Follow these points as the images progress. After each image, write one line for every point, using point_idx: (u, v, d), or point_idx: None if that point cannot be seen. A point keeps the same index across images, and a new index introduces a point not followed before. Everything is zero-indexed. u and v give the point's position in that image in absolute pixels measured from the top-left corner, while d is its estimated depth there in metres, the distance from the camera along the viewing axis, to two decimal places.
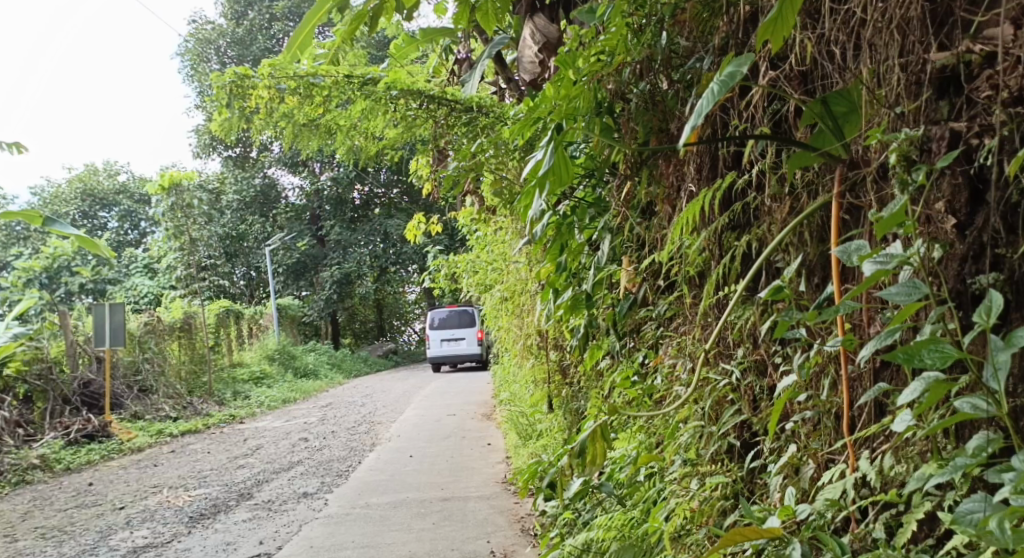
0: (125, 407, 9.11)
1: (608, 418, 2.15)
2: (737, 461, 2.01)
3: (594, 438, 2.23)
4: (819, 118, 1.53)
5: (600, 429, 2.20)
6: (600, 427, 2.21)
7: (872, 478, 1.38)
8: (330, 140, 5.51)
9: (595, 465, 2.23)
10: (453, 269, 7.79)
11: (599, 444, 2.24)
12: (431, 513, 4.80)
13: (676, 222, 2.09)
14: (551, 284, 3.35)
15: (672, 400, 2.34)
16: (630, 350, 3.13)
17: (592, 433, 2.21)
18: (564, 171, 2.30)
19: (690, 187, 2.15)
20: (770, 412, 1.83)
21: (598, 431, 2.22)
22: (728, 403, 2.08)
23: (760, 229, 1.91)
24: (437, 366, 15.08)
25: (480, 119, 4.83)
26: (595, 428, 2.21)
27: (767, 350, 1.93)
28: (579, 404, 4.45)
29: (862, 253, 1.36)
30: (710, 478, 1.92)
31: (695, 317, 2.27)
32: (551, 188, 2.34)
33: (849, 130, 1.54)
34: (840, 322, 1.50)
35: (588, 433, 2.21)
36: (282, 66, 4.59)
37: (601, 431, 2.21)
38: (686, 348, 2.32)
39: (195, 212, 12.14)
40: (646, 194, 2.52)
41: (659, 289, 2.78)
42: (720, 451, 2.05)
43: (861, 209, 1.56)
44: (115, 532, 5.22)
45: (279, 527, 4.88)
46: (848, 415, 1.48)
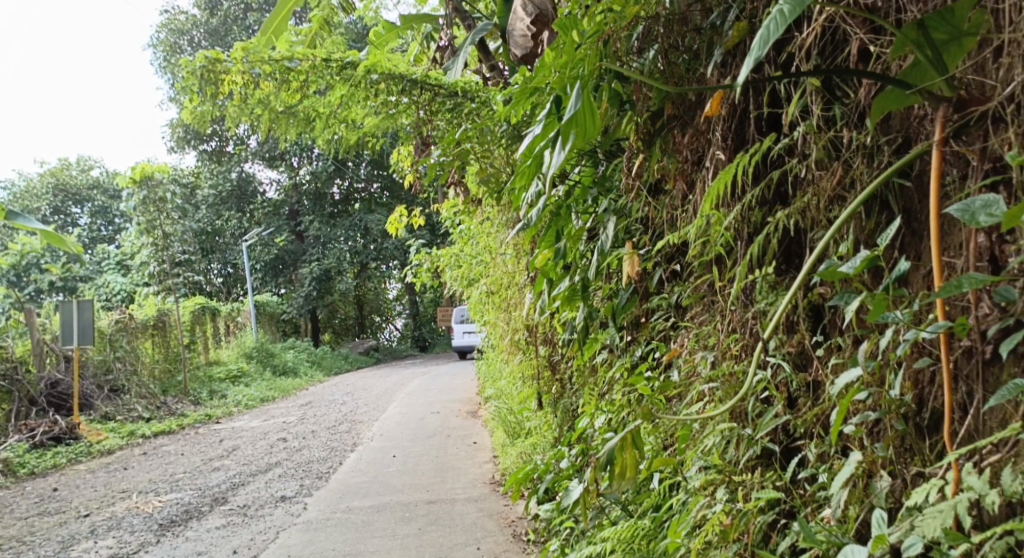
0: (95, 407, 8.76)
1: (645, 415, 1.81)
2: (776, 470, 1.75)
3: (623, 442, 1.89)
4: (915, 46, 1.29)
5: (633, 432, 1.88)
6: (632, 430, 1.88)
7: (993, 498, 1.18)
8: (307, 130, 5.27)
9: (626, 477, 1.89)
10: (435, 263, 7.50)
11: (628, 452, 1.90)
12: (416, 517, 4.52)
13: (704, 194, 1.81)
14: (546, 272, 3.08)
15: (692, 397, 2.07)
16: (629, 344, 2.92)
17: (621, 435, 1.89)
18: (589, 121, 2.00)
19: (719, 153, 1.87)
20: (812, 414, 1.60)
21: (628, 435, 1.89)
22: (764, 403, 1.82)
23: (802, 199, 1.64)
24: (463, 356, 15.65)
25: (466, 105, 4.48)
26: (625, 430, 1.89)
27: (805, 340, 1.69)
28: (573, 401, 4.20)
29: (994, 212, 1.17)
30: (755, 494, 1.64)
31: (725, 303, 1.99)
32: (574, 141, 2.03)
33: (950, 59, 1.30)
34: (940, 304, 1.28)
35: (618, 436, 1.89)
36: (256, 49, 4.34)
37: (632, 435, 1.89)
38: (708, 339, 2.07)
39: (168, 206, 11.79)
40: (658, 170, 2.27)
41: (674, 276, 2.53)
42: (754, 456, 1.79)
43: (959, 165, 1.33)
44: (77, 543, 4.91)
45: (254, 535, 4.59)
46: (950, 416, 1.27)
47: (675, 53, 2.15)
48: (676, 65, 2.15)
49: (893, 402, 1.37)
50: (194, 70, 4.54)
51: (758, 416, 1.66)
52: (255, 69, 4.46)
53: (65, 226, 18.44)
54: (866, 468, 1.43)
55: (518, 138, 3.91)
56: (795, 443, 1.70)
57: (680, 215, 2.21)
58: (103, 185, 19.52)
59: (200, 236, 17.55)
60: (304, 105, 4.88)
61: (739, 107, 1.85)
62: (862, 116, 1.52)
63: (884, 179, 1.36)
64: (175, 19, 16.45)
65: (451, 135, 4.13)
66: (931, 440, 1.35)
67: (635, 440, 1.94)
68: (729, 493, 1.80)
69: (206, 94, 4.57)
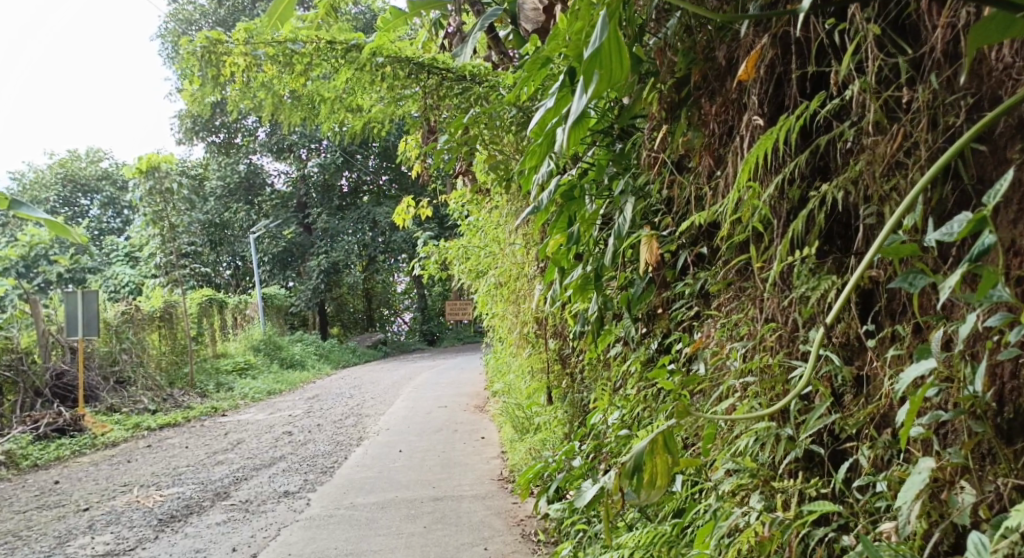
0: (101, 399, 8.63)
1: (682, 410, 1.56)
2: (822, 475, 1.57)
3: (652, 445, 1.64)
4: None
5: (666, 434, 1.63)
6: (664, 431, 1.64)
7: None
8: (315, 113, 5.10)
9: (656, 486, 1.66)
10: (444, 255, 7.30)
11: (658, 457, 1.65)
12: (422, 515, 4.35)
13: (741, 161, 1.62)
14: (558, 260, 2.93)
15: (724, 389, 1.87)
16: (644, 336, 2.78)
17: (652, 437, 1.64)
18: (615, 63, 1.69)
19: (756, 119, 1.68)
20: (866, 412, 1.44)
21: (659, 436, 1.64)
22: (810, 400, 1.63)
23: (854, 168, 1.47)
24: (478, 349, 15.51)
25: (474, 90, 4.21)
26: (656, 431, 1.64)
27: (851, 328, 1.53)
28: (584, 396, 4.02)
29: None
30: (806, 504, 1.46)
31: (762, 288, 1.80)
32: (597, 88, 1.71)
33: None
34: None
35: (647, 438, 1.64)
36: (258, 30, 4.15)
37: (664, 437, 1.64)
38: (746, 328, 1.86)
39: (174, 197, 11.61)
40: (682, 143, 2.08)
41: (700, 260, 2.26)
42: (794, 459, 1.61)
43: None
44: (74, 538, 4.76)
45: (255, 532, 4.42)
46: None
47: (702, 19, 1.96)
48: (705, 29, 1.97)
49: (971, 401, 1.21)
50: (195, 50, 4.38)
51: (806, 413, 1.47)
52: (258, 50, 4.28)
53: (74, 217, 18.33)
54: (939, 477, 1.26)
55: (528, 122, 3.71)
56: (842, 447, 1.52)
57: (708, 195, 2.03)
58: (112, 176, 19.39)
59: (208, 227, 17.42)
60: (308, 88, 4.69)
61: (778, 69, 1.68)
62: (928, 69, 1.35)
63: (971, 136, 1.18)
64: (183, 9, 16.26)
65: (459, 119, 3.92)
66: (1015, 447, 1.19)
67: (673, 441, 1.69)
68: (763, 498, 1.63)
69: (209, 78, 4.41)
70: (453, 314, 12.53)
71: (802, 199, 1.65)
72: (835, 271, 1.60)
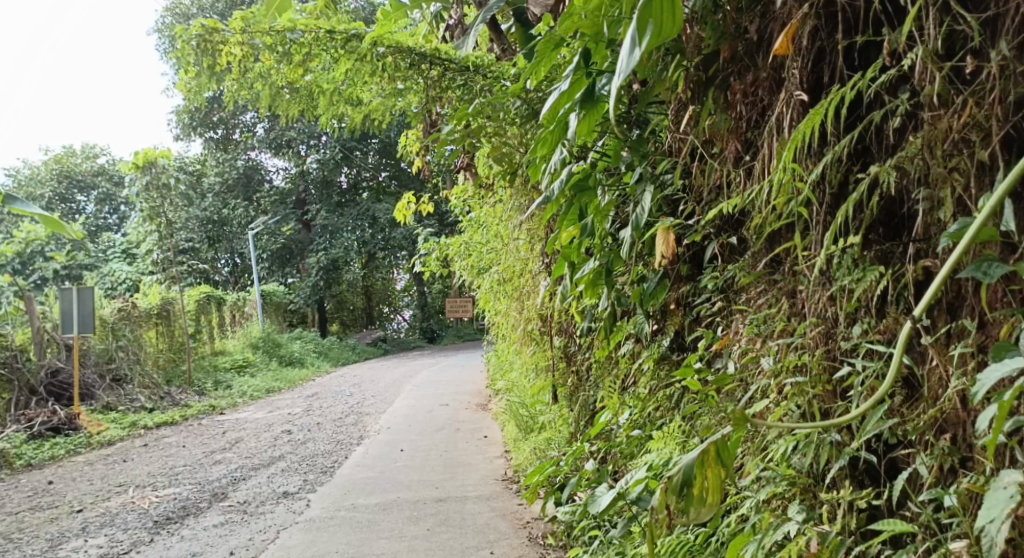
0: (96, 398, 8.49)
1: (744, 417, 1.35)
2: (876, 488, 1.44)
3: (704, 459, 1.43)
4: None
5: (722, 445, 1.42)
6: (719, 441, 1.43)
7: None
8: (314, 103, 4.95)
9: (707, 503, 1.47)
10: (445, 252, 7.14)
11: (710, 471, 1.45)
12: (426, 517, 4.21)
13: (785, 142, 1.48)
14: (568, 253, 2.79)
15: (762, 388, 1.71)
16: (656, 335, 2.68)
17: (704, 448, 1.43)
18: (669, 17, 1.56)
19: (800, 95, 1.54)
20: (931, 416, 1.32)
21: (712, 448, 1.43)
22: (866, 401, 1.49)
23: (912, 146, 1.34)
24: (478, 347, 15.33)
25: (477, 81, 4.04)
26: (710, 441, 1.42)
27: (901, 323, 1.43)
28: (592, 395, 3.88)
29: None
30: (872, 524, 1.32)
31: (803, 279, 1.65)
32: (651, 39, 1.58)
33: None
34: None
35: (698, 449, 1.43)
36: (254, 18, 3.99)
37: (718, 448, 1.43)
38: (787, 323, 1.71)
39: (172, 193, 11.43)
40: (708, 127, 1.95)
41: (728, 249, 2.08)
42: (842, 469, 1.47)
43: None
44: (66, 541, 4.62)
45: (253, 534, 4.28)
46: None
47: None
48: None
49: None
50: (190, 39, 4.24)
51: (864, 420, 1.35)
52: (256, 40, 4.12)
53: (70, 214, 18.17)
54: None
55: (534, 113, 3.55)
56: (896, 456, 1.40)
57: (735, 182, 1.91)
58: (108, 172, 19.24)
59: (206, 224, 17.26)
60: (307, 79, 4.54)
61: (821, 40, 1.54)
62: (999, 33, 1.23)
63: None
64: (180, 3, 16.07)
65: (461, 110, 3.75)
66: None
67: (730, 449, 1.46)
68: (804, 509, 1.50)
69: (204, 68, 4.27)
70: (454, 312, 12.37)
71: (844, 186, 1.53)
72: (877, 260, 1.47)
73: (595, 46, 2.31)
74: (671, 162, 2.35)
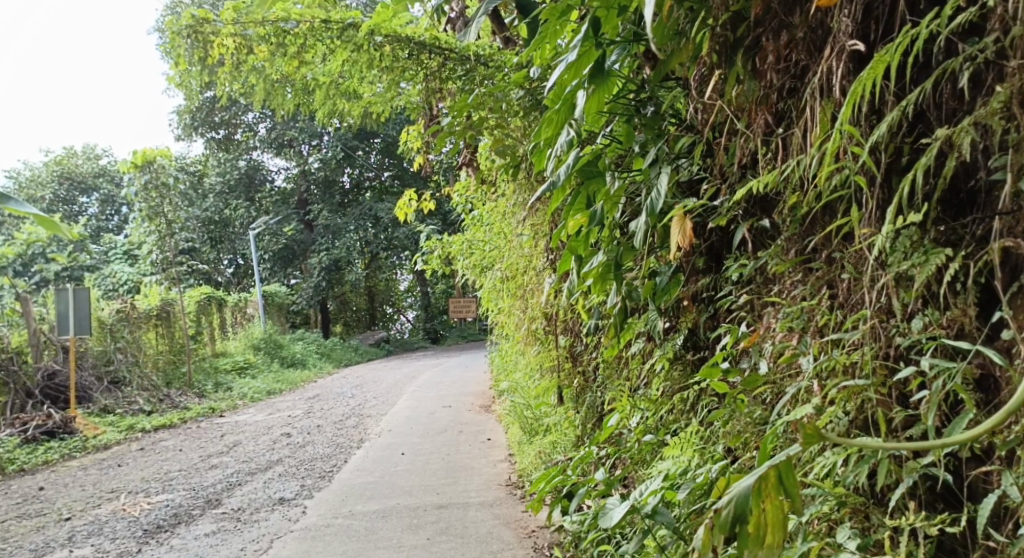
0: (94, 400, 8.28)
1: (811, 434, 1.18)
2: (955, 511, 1.26)
3: (761, 486, 1.27)
4: None
5: (783, 470, 1.26)
6: (779, 463, 1.26)
7: None
8: (311, 95, 4.70)
9: (765, 544, 1.30)
10: (447, 250, 6.92)
11: (768, 502, 1.28)
12: (426, 525, 3.99)
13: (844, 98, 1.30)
14: (575, 245, 2.57)
15: (803, 396, 1.51)
16: (669, 332, 2.47)
17: (761, 472, 1.27)
18: None
19: (856, 45, 1.38)
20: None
21: (771, 472, 1.27)
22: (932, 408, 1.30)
23: (997, 103, 1.18)
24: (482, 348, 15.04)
25: (478, 70, 3.79)
26: (769, 462, 1.26)
27: (970, 316, 1.25)
28: (599, 397, 3.66)
29: None
30: None
31: (849, 271, 1.46)
32: None
33: None
34: None
35: (755, 473, 1.27)
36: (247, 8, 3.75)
37: (777, 473, 1.27)
38: (831, 320, 1.51)
39: (172, 192, 11.21)
40: (737, 95, 1.76)
41: (759, 234, 1.86)
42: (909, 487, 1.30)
43: None
44: (52, 551, 4.40)
45: (246, 544, 4.06)
46: None
47: None
48: None
49: None
50: (180, 30, 4.01)
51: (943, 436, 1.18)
52: (248, 31, 3.91)
53: (72, 216, 17.98)
54: None
55: (539, 102, 3.33)
56: (976, 472, 1.23)
57: (762, 159, 1.73)
58: (110, 173, 19.05)
59: (208, 225, 17.08)
60: (303, 73, 4.31)
61: None
62: None
63: None
64: None
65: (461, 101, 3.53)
66: None
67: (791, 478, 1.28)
68: (858, 534, 1.32)
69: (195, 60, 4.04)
70: (457, 312, 12.12)
71: (900, 155, 1.35)
72: (943, 243, 1.28)
73: (606, 14, 2.08)
74: (689, 141, 2.17)
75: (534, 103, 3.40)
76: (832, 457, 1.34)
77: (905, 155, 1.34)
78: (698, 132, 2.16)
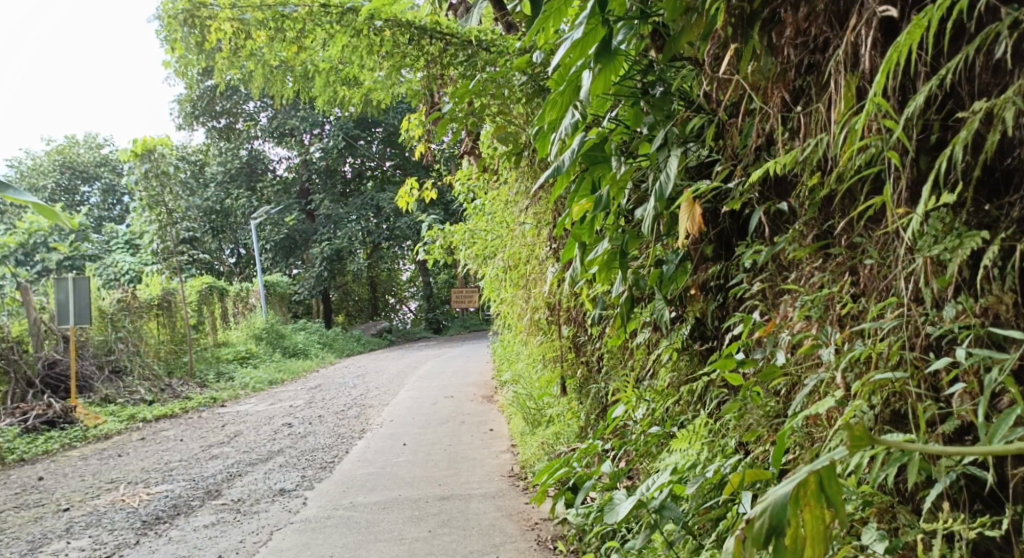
0: (94, 390, 8.21)
1: (859, 436, 1.10)
2: (996, 513, 1.23)
3: (800, 494, 1.18)
4: None
5: (824, 475, 1.17)
6: (820, 469, 1.17)
7: None
8: (310, 81, 4.59)
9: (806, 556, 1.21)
10: (449, 239, 6.82)
11: (807, 512, 1.19)
12: (427, 517, 3.92)
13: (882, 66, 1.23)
14: (579, 232, 2.48)
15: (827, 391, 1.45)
16: (676, 322, 2.38)
17: (800, 478, 1.18)
18: None
19: (890, 10, 1.32)
20: None
21: (811, 478, 1.18)
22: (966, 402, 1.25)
23: None
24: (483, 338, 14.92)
25: (481, 56, 3.68)
26: (808, 469, 1.18)
27: (1005, 302, 1.20)
28: (603, 387, 3.59)
29: None
30: None
31: (877, 260, 1.41)
32: None
33: None
34: None
35: (793, 480, 1.18)
36: None
37: (818, 480, 1.18)
38: (857, 310, 1.46)
39: (172, 181, 11.11)
40: (752, 71, 1.69)
41: (776, 219, 1.77)
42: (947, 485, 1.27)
43: None
44: (49, 543, 4.34)
45: (245, 536, 3.99)
46: None
47: None
48: None
49: None
50: (177, 15, 3.90)
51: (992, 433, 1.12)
52: (246, 15, 3.81)
53: (73, 205, 17.89)
54: None
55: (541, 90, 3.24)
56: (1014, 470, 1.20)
57: (779, 138, 1.66)
58: (112, 163, 18.96)
59: (209, 214, 17.02)
60: (303, 59, 4.20)
61: None
62: None
63: None
64: None
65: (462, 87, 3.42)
66: None
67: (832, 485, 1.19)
68: (885, 536, 1.30)
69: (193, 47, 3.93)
70: (460, 303, 12.03)
71: (931, 131, 1.31)
72: (978, 225, 1.24)
73: None
74: (700, 122, 2.09)
75: (537, 90, 3.30)
76: (862, 455, 1.28)
77: (936, 131, 1.30)
78: (710, 113, 2.09)
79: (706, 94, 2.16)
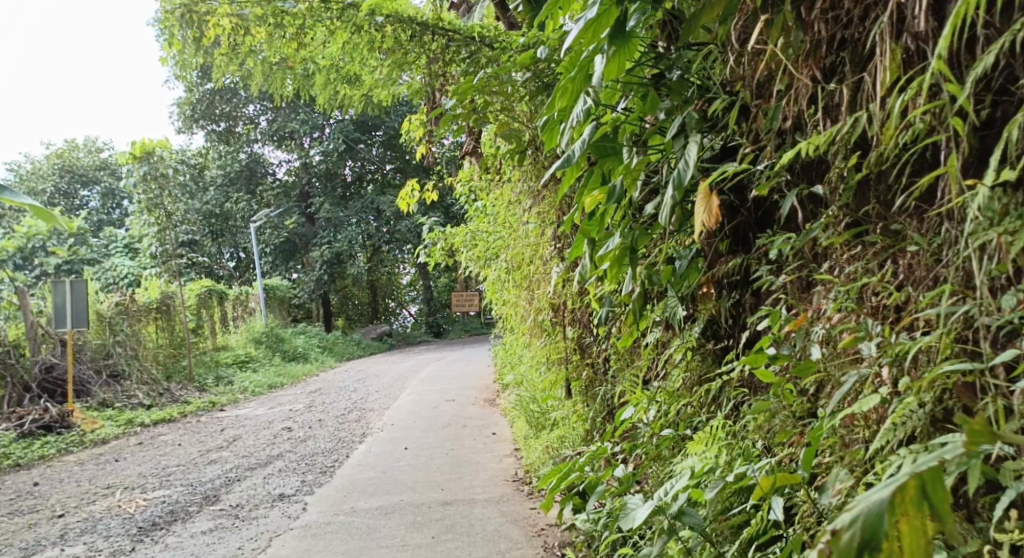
0: (92, 394, 8.09)
1: (979, 432, 1.03)
2: None
3: (898, 501, 1.08)
4: None
5: (927, 479, 1.08)
6: (924, 471, 1.08)
7: None
8: (310, 78, 4.46)
9: None
10: (450, 241, 6.70)
11: (905, 522, 1.07)
12: (430, 522, 3.81)
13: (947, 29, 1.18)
14: (587, 227, 2.36)
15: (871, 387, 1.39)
16: (688, 321, 2.27)
17: (899, 483, 1.08)
18: None
19: None
20: None
21: (911, 482, 1.08)
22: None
23: None
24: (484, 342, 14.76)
25: (484, 52, 3.56)
26: (910, 471, 1.08)
27: None
28: (610, 389, 3.48)
29: None
30: None
31: (926, 250, 1.34)
32: None
33: None
34: None
35: (891, 485, 1.08)
36: None
37: (918, 486, 1.08)
38: (905, 303, 1.38)
39: (171, 184, 10.98)
40: (782, 46, 1.62)
41: (809, 206, 1.68)
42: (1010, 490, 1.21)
43: None
44: (43, 550, 4.22)
45: (243, 542, 3.87)
46: None
47: None
48: None
49: None
50: (174, 10, 3.77)
51: None
52: (245, 11, 3.70)
53: (72, 209, 17.79)
54: None
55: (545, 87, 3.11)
56: None
57: (808, 119, 1.59)
58: (111, 167, 18.86)
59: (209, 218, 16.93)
60: (304, 57, 4.08)
61: None
62: None
63: None
64: None
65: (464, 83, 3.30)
66: None
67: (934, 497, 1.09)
68: None
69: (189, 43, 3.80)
70: (460, 306, 11.88)
71: (986, 103, 1.27)
72: None
73: None
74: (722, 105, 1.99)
75: (540, 87, 3.18)
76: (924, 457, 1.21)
77: (988, 107, 1.26)
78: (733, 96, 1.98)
79: (725, 80, 2.07)
